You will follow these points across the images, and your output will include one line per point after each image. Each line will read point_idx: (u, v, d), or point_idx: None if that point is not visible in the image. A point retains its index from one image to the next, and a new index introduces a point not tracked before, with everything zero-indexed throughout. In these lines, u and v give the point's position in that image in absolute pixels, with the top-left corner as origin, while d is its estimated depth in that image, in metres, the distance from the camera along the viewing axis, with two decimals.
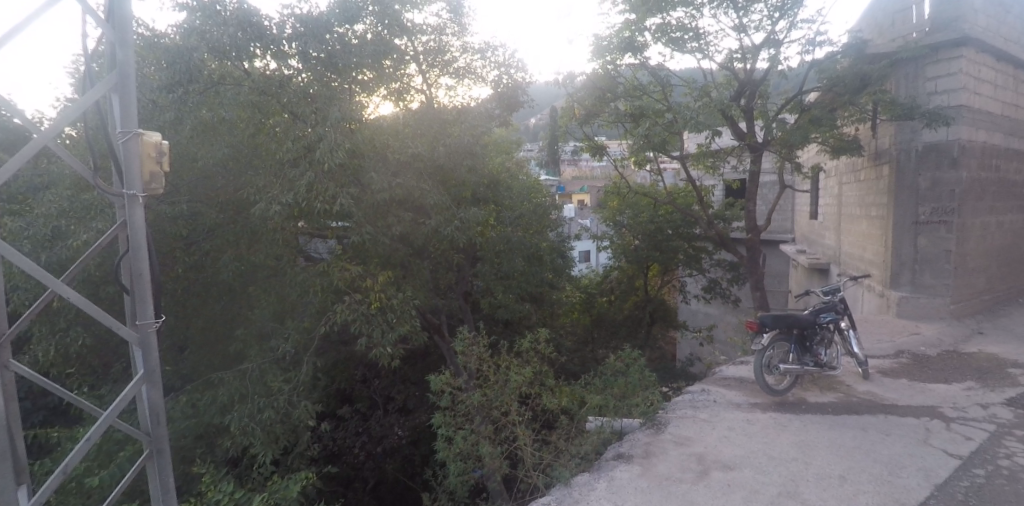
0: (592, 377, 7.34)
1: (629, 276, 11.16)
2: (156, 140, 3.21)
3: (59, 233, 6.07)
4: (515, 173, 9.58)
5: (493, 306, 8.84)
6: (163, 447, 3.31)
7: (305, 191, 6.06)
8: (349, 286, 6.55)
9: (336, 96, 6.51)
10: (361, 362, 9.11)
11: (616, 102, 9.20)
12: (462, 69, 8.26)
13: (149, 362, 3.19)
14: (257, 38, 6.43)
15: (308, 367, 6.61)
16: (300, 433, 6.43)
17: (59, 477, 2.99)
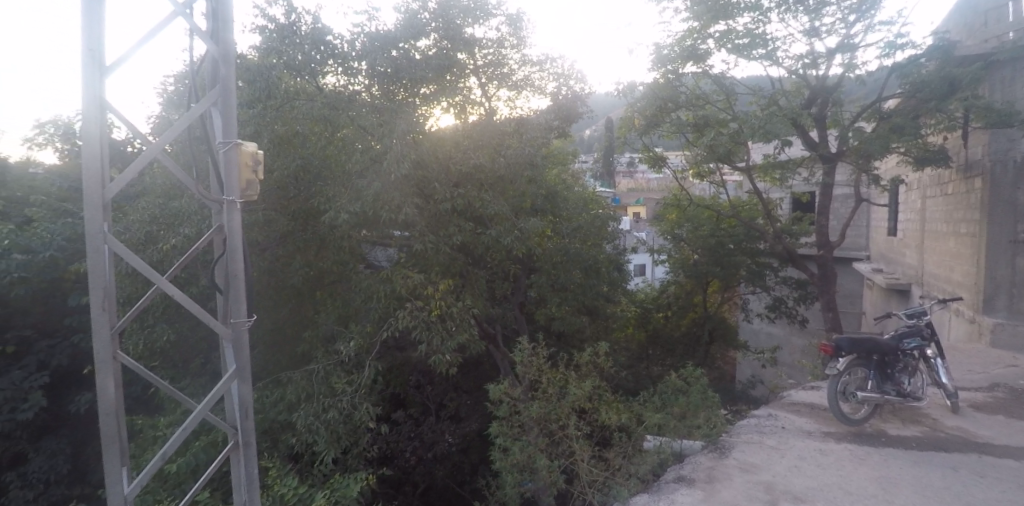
0: (652, 394, 7.04)
1: (688, 291, 10.59)
2: (253, 150, 3.21)
3: (149, 238, 6.30)
4: (571, 185, 9.32)
5: (549, 319, 8.63)
6: (250, 443, 3.29)
7: (370, 201, 6.14)
8: (409, 293, 6.44)
9: (399, 109, 6.58)
10: (424, 368, 8.96)
11: (678, 112, 8.82)
12: (521, 81, 8.18)
13: (238, 361, 3.20)
14: (330, 56, 6.83)
15: (370, 370, 6.46)
16: (360, 435, 6.36)
17: (159, 462, 3.03)
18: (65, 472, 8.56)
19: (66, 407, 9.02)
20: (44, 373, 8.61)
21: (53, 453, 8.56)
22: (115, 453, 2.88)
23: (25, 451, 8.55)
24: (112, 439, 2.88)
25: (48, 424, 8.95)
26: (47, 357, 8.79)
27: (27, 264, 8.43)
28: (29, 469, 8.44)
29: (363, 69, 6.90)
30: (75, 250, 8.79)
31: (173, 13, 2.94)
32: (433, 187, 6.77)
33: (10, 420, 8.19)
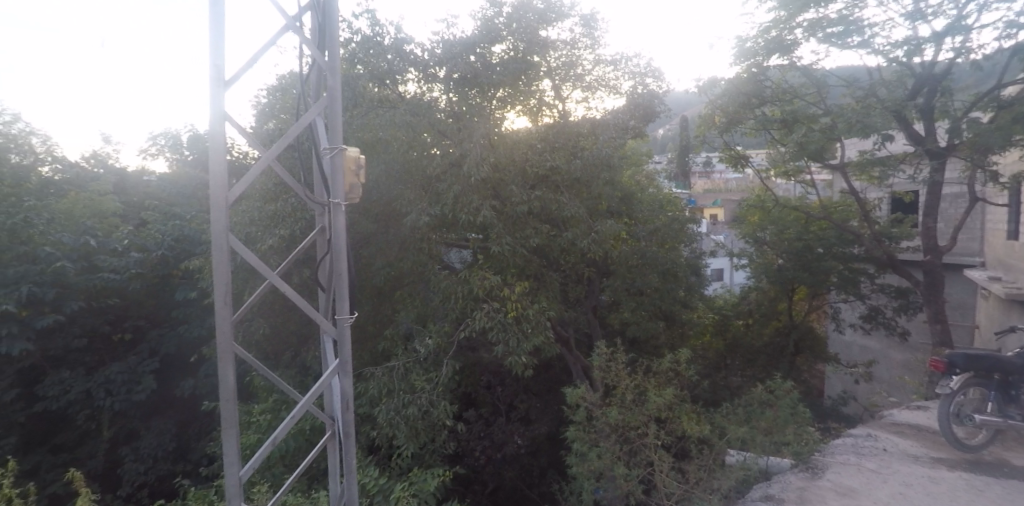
0: (736, 405, 6.66)
1: (771, 298, 10.04)
2: (356, 154, 3.10)
3: (248, 237, 6.69)
4: (644, 186, 8.83)
5: (622, 324, 8.33)
6: (351, 441, 3.11)
7: (452, 203, 6.22)
8: (486, 294, 6.34)
9: (472, 117, 6.66)
10: (497, 368, 8.76)
11: (763, 107, 8.29)
12: (595, 81, 7.94)
13: (342, 357, 3.08)
14: (410, 64, 6.86)
15: (448, 368, 6.41)
16: (438, 432, 6.35)
17: (267, 448, 2.85)
18: (170, 450, 9.74)
19: (172, 392, 10.29)
20: (153, 360, 9.97)
21: (161, 433, 9.76)
22: (235, 438, 2.73)
23: (138, 429, 9.82)
24: (231, 424, 2.73)
25: (158, 407, 10.32)
26: (155, 347, 10.21)
27: (142, 261, 9.84)
28: (141, 445, 9.58)
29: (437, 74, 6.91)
30: (182, 250, 9.95)
31: (286, 25, 2.88)
32: (506, 187, 6.74)
33: (127, 400, 9.45)
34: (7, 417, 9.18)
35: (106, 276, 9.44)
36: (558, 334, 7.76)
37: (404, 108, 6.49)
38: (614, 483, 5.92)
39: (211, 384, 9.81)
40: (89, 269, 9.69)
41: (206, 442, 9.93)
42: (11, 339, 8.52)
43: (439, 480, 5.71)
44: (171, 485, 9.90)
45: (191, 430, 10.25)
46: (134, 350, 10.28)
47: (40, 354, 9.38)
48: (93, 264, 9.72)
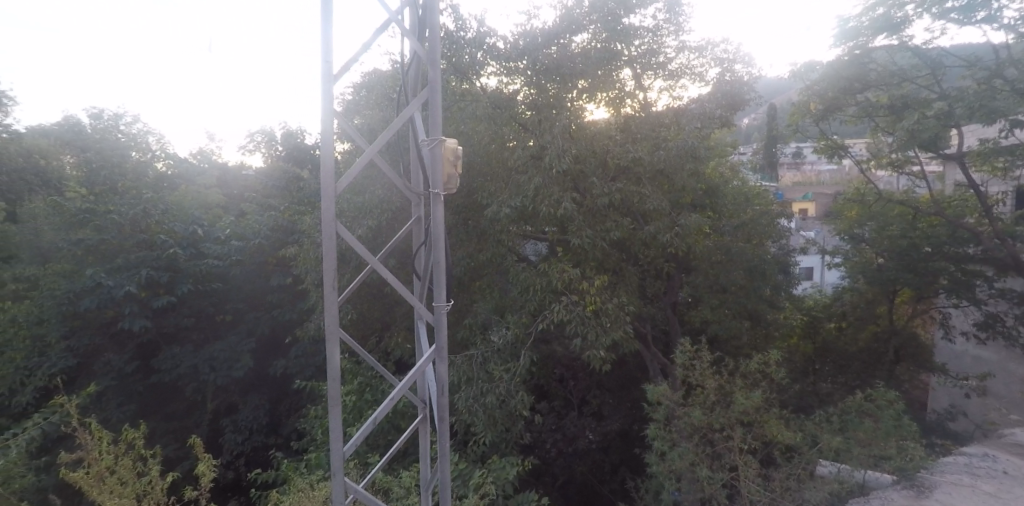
0: (833, 412, 6.19)
1: (870, 301, 9.25)
2: (453, 145, 2.90)
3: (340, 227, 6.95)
4: (729, 179, 8.27)
5: (704, 322, 7.87)
6: (444, 431, 2.96)
7: (532, 195, 6.04)
8: (565, 287, 6.18)
9: (550, 109, 6.50)
10: (574, 358, 8.55)
11: (866, 92, 7.68)
12: (679, 69, 7.59)
13: (438, 347, 2.89)
14: (490, 57, 6.73)
15: (527, 360, 6.27)
16: (516, 422, 6.28)
17: (370, 426, 2.78)
18: (264, 423, 10.13)
19: (268, 369, 10.81)
20: (251, 340, 10.50)
21: (257, 406, 10.20)
22: (340, 416, 2.69)
23: (237, 401, 10.43)
24: (337, 400, 2.70)
25: (253, 384, 10.85)
26: (253, 327, 10.75)
27: (243, 248, 10.61)
28: (239, 417, 10.04)
29: (515, 67, 6.84)
30: (278, 239, 10.72)
31: (390, 19, 2.81)
32: (588, 179, 6.49)
33: (227, 375, 9.95)
34: (127, 385, 9.93)
35: (211, 263, 10.25)
36: (637, 329, 7.43)
37: (487, 101, 6.47)
38: (695, 485, 5.72)
39: (302, 364, 10.17)
40: (197, 255, 10.47)
41: (296, 418, 10.29)
42: (132, 317, 9.40)
43: (517, 468, 5.73)
44: (264, 456, 10.29)
45: (282, 406, 10.68)
46: (235, 329, 10.81)
47: (156, 330, 10.07)
48: (200, 251, 10.55)
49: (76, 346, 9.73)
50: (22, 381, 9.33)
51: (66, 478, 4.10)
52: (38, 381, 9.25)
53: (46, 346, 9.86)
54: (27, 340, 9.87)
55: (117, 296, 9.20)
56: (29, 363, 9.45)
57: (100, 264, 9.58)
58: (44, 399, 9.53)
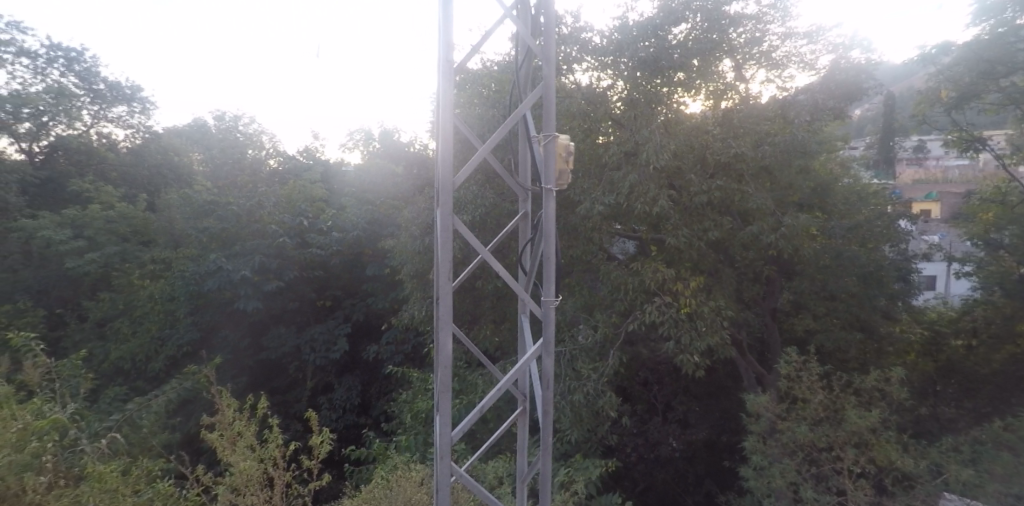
0: (965, 440, 5.48)
1: (1005, 314, 7.67)
2: (565, 141, 2.65)
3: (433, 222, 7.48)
4: (842, 176, 7.58)
5: (807, 331, 7.25)
6: (547, 427, 2.72)
7: (626, 192, 5.71)
8: (659, 288, 5.82)
9: (646, 102, 6.04)
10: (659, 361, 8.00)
11: (1013, 77, 6.81)
12: (786, 56, 6.93)
13: (544, 339, 2.64)
14: (586, 54, 6.67)
15: (615, 360, 6.03)
16: (602, 422, 6.04)
17: (476, 416, 2.62)
18: (355, 405, 10.26)
19: (360, 354, 11.05)
20: (347, 325, 10.79)
21: (350, 388, 10.34)
22: (448, 405, 2.51)
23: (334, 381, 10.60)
24: (445, 389, 2.50)
25: (348, 366, 11.01)
26: (350, 313, 11.05)
27: (342, 240, 11.02)
28: (335, 396, 10.28)
29: (609, 61, 6.50)
30: (374, 232, 11.13)
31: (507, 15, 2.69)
32: (686, 178, 6.02)
33: (326, 357, 10.28)
34: (240, 360, 10.62)
35: (315, 251, 10.73)
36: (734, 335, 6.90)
37: (579, 97, 6.31)
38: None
39: (392, 350, 10.29)
40: (302, 244, 11.01)
41: (385, 400, 10.35)
42: (247, 299, 10.02)
43: (601, 469, 5.51)
44: (356, 433, 10.41)
45: (373, 389, 10.65)
46: (333, 314, 11.18)
47: (266, 311, 10.64)
48: (305, 241, 11.08)
49: (200, 321, 10.33)
50: (156, 351, 10.21)
51: (204, 438, 4.26)
52: (168, 351, 10.08)
53: (176, 319, 10.50)
54: (161, 313, 10.53)
55: (234, 280, 9.83)
56: (162, 334, 10.31)
57: (221, 250, 10.42)
58: (172, 368, 10.37)
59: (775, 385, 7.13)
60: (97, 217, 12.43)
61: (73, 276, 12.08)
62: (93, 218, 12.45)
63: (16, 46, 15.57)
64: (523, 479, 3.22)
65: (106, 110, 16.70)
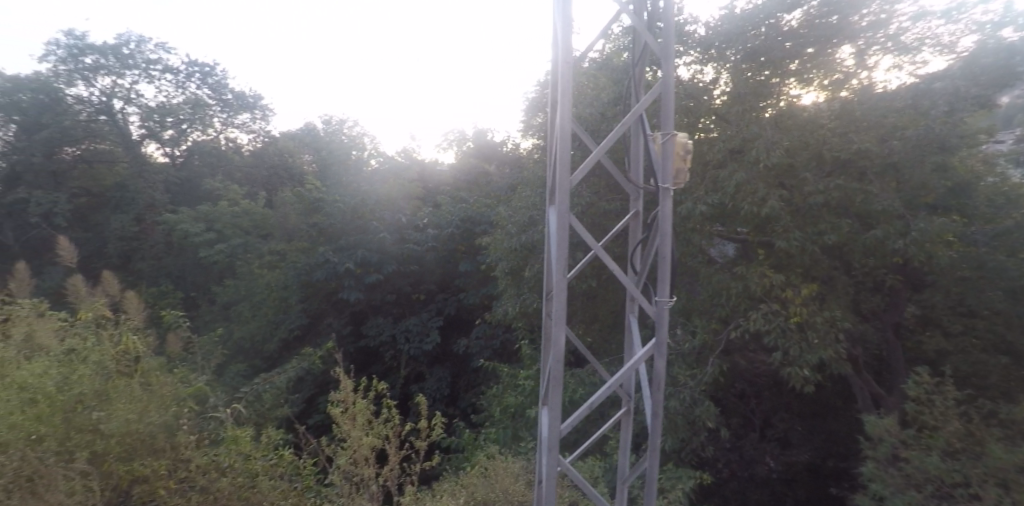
0: None
1: None
2: (683, 136, 2.28)
3: (530, 220, 7.51)
4: (984, 176, 6.17)
5: (939, 352, 6.37)
6: (656, 438, 2.44)
7: (731, 192, 5.21)
8: (765, 294, 5.27)
9: (754, 97, 5.56)
10: (762, 374, 7.29)
11: None
12: (917, 37, 5.81)
13: (655, 338, 2.35)
14: (688, 47, 6.15)
15: (715, 369, 5.52)
16: (697, 434, 5.57)
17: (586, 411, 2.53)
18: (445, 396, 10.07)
19: (450, 347, 10.92)
20: (439, 318, 10.70)
21: (440, 379, 10.19)
22: (559, 397, 2.43)
23: (424, 371, 10.46)
24: (556, 380, 2.44)
25: (438, 357, 10.85)
26: (441, 307, 10.95)
27: (437, 236, 11.02)
28: (425, 386, 10.14)
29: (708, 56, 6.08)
30: (467, 228, 11.07)
31: (624, 7, 2.51)
32: (801, 177, 5.40)
33: (418, 347, 10.23)
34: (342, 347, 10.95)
35: (411, 247, 10.78)
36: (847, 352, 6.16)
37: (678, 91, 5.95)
38: None
39: (481, 345, 10.12)
40: (397, 240, 11.17)
41: (473, 393, 10.15)
42: (351, 290, 10.30)
43: (695, 482, 5.05)
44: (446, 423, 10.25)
45: (461, 382, 10.48)
46: (426, 307, 11.13)
47: (366, 301, 10.89)
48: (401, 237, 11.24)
49: (308, 308, 10.93)
50: (271, 331, 10.98)
51: (330, 409, 4.16)
52: (282, 334, 10.79)
53: (288, 306, 11.09)
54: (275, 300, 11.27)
55: (338, 272, 10.30)
56: (276, 318, 11.06)
57: (328, 244, 11.00)
58: (283, 351, 11.03)
59: (899, 407, 6.31)
60: (225, 212, 13.52)
61: (204, 264, 13.20)
62: (222, 213, 13.54)
63: (162, 63, 16.95)
64: (623, 482, 3.09)
65: (233, 117, 17.71)
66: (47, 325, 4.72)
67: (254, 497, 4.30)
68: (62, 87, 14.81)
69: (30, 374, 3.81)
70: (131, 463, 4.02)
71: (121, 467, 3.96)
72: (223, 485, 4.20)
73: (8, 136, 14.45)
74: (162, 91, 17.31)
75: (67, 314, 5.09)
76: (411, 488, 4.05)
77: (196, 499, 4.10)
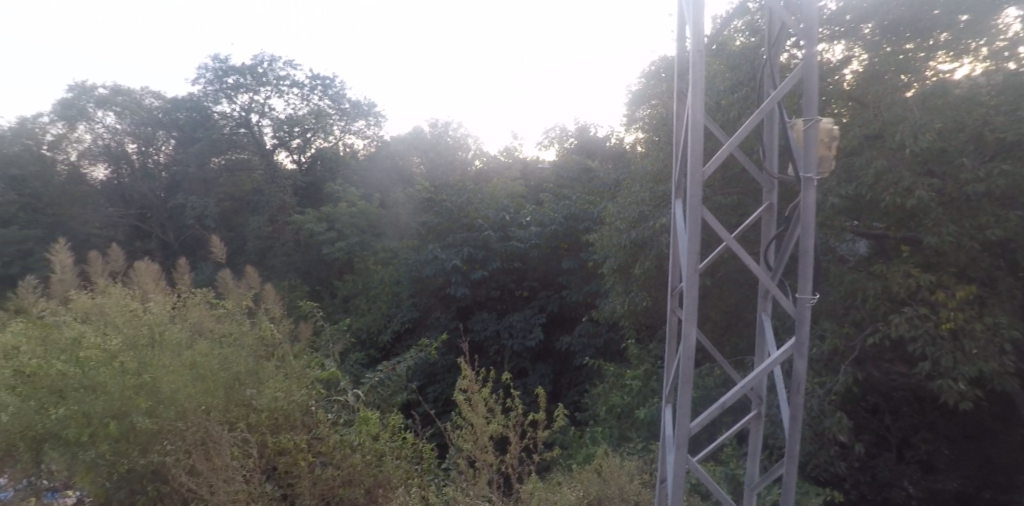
0: None
1: None
2: (828, 124, 2.19)
3: (640, 217, 7.37)
4: None
5: None
6: (795, 442, 2.36)
7: (870, 180, 4.93)
8: (911, 295, 4.90)
9: (894, 75, 5.17)
10: (899, 383, 6.18)
11: None
12: None
13: (794, 339, 2.28)
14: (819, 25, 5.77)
15: (848, 377, 5.20)
16: (826, 446, 5.24)
17: (718, 411, 2.48)
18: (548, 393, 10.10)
19: (552, 344, 10.79)
20: (542, 315, 10.75)
21: (543, 375, 10.18)
22: (689, 395, 2.40)
23: (527, 367, 10.52)
24: (687, 378, 2.41)
25: (541, 354, 10.81)
26: (544, 304, 11.00)
27: (541, 233, 11.08)
28: (528, 381, 10.22)
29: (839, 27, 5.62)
30: (570, 226, 10.96)
31: None
32: (956, 163, 4.85)
33: (522, 343, 10.34)
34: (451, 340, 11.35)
35: (515, 244, 11.00)
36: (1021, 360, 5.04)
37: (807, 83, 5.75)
38: None
39: (584, 343, 10.06)
40: (503, 237, 11.40)
41: (576, 391, 10.09)
42: (456, 286, 10.71)
43: (824, 498, 4.76)
44: None
45: (564, 379, 10.47)
46: (529, 304, 11.24)
47: (472, 297, 11.16)
48: (506, 234, 11.43)
49: (419, 302, 11.49)
50: (385, 324, 11.65)
51: (455, 397, 4.36)
52: (394, 326, 11.38)
53: (401, 300, 11.71)
54: (390, 294, 11.96)
55: (447, 268, 10.69)
56: (390, 312, 11.68)
57: (436, 242, 11.43)
58: (397, 343, 11.62)
59: None
60: (344, 213, 14.41)
61: (327, 260, 14.23)
62: (342, 213, 14.50)
63: (290, 79, 18.48)
64: (753, 486, 2.99)
65: (349, 125, 18.96)
66: (208, 310, 5.30)
67: (381, 475, 4.48)
68: (209, 105, 17.04)
69: (198, 353, 4.27)
70: (278, 436, 4.37)
71: (271, 439, 4.32)
72: (356, 463, 4.45)
73: (169, 149, 17.09)
74: (290, 104, 18.85)
75: (217, 302, 5.68)
76: (533, 477, 4.06)
77: (330, 473, 4.35)
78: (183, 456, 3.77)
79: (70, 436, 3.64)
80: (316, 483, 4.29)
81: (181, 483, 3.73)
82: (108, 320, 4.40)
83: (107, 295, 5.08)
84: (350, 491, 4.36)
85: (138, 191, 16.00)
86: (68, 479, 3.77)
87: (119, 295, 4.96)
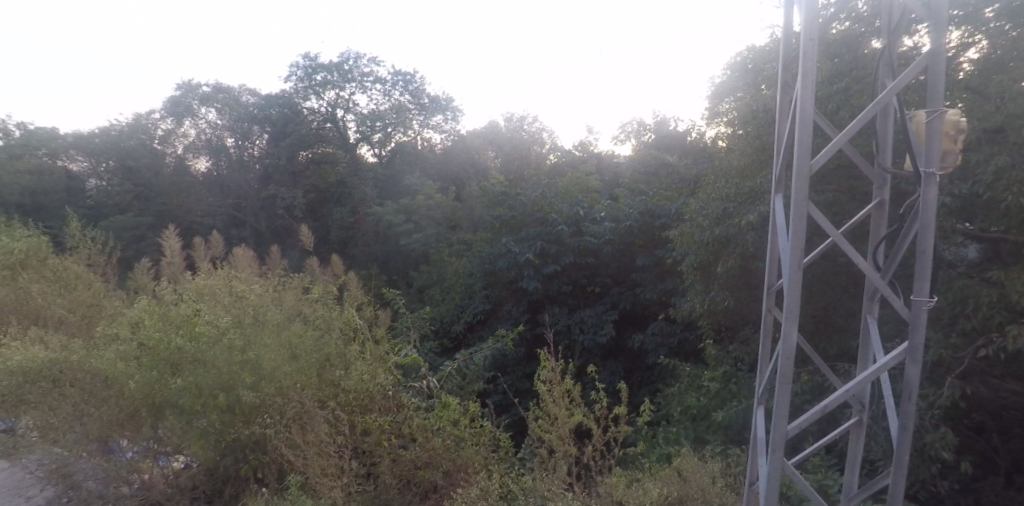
0: None
1: None
2: (955, 116, 2.05)
3: (722, 213, 7.12)
4: None
5: None
6: (904, 450, 2.23)
7: (991, 178, 4.58)
8: None
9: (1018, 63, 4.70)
10: (1012, 399, 5.20)
11: None
12: None
13: (908, 342, 2.14)
14: None
15: (954, 391, 4.84)
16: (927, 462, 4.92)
17: (819, 414, 2.36)
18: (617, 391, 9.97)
19: (622, 342, 10.61)
20: (614, 312, 10.58)
21: (613, 372, 10.08)
22: (788, 395, 2.30)
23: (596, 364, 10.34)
24: (787, 378, 2.31)
25: (612, 351, 10.63)
26: (616, 300, 10.81)
27: (615, 229, 10.90)
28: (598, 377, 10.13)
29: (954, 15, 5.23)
30: (646, 222, 10.68)
31: None
32: None
33: (593, 339, 10.22)
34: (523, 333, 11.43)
35: (588, 239, 10.89)
36: None
37: None
38: None
39: (656, 342, 9.83)
40: (577, 232, 11.34)
41: (647, 390, 9.92)
42: (529, 279, 10.76)
43: None
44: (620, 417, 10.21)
45: (635, 377, 10.30)
46: (600, 300, 11.06)
47: (542, 292, 11.14)
48: (580, 229, 11.38)
49: (491, 295, 11.66)
50: (458, 314, 11.92)
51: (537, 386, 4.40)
52: (467, 317, 11.61)
53: (474, 292, 11.93)
54: (464, 286, 12.21)
55: (519, 261, 10.82)
56: (463, 302, 11.93)
57: (510, 235, 11.56)
58: (468, 333, 11.84)
59: None
60: (421, 206, 14.83)
61: (404, 251, 14.70)
62: (419, 206, 14.91)
63: (373, 75, 19.11)
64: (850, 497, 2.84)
65: (427, 119, 19.36)
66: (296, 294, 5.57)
67: (460, 460, 4.44)
68: (298, 101, 17.75)
69: (295, 334, 4.52)
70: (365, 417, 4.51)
71: (360, 420, 4.48)
72: (436, 446, 4.44)
73: (262, 143, 17.78)
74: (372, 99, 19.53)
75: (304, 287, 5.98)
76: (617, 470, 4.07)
77: (411, 456, 4.41)
78: (282, 429, 4.06)
79: (187, 405, 4.02)
80: (396, 463, 4.40)
81: (280, 453, 4.07)
82: (217, 301, 4.76)
83: (212, 278, 5.50)
84: (429, 473, 4.38)
85: (233, 181, 17.41)
86: (178, 445, 4.25)
87: (223, 279, 5.36)
